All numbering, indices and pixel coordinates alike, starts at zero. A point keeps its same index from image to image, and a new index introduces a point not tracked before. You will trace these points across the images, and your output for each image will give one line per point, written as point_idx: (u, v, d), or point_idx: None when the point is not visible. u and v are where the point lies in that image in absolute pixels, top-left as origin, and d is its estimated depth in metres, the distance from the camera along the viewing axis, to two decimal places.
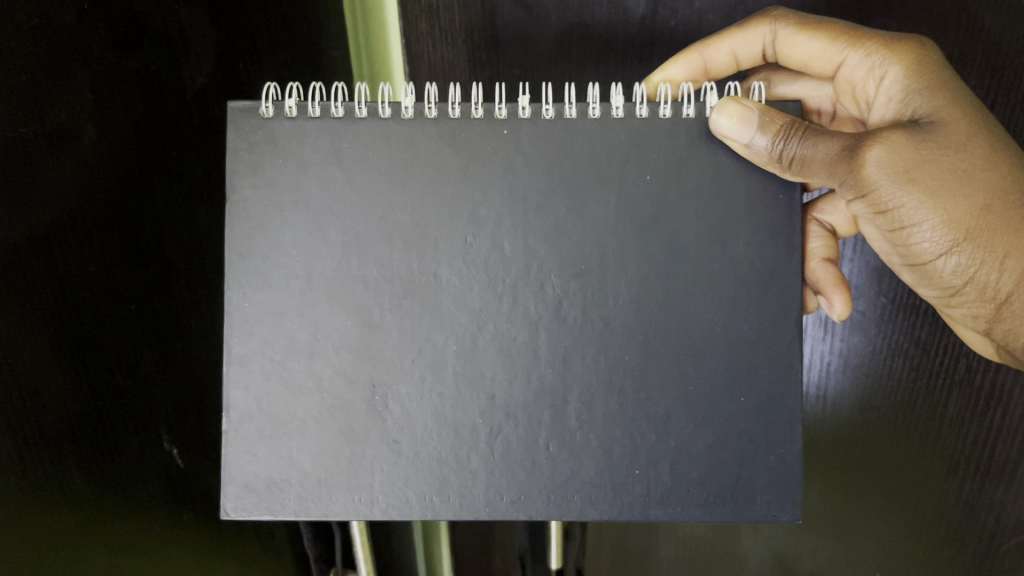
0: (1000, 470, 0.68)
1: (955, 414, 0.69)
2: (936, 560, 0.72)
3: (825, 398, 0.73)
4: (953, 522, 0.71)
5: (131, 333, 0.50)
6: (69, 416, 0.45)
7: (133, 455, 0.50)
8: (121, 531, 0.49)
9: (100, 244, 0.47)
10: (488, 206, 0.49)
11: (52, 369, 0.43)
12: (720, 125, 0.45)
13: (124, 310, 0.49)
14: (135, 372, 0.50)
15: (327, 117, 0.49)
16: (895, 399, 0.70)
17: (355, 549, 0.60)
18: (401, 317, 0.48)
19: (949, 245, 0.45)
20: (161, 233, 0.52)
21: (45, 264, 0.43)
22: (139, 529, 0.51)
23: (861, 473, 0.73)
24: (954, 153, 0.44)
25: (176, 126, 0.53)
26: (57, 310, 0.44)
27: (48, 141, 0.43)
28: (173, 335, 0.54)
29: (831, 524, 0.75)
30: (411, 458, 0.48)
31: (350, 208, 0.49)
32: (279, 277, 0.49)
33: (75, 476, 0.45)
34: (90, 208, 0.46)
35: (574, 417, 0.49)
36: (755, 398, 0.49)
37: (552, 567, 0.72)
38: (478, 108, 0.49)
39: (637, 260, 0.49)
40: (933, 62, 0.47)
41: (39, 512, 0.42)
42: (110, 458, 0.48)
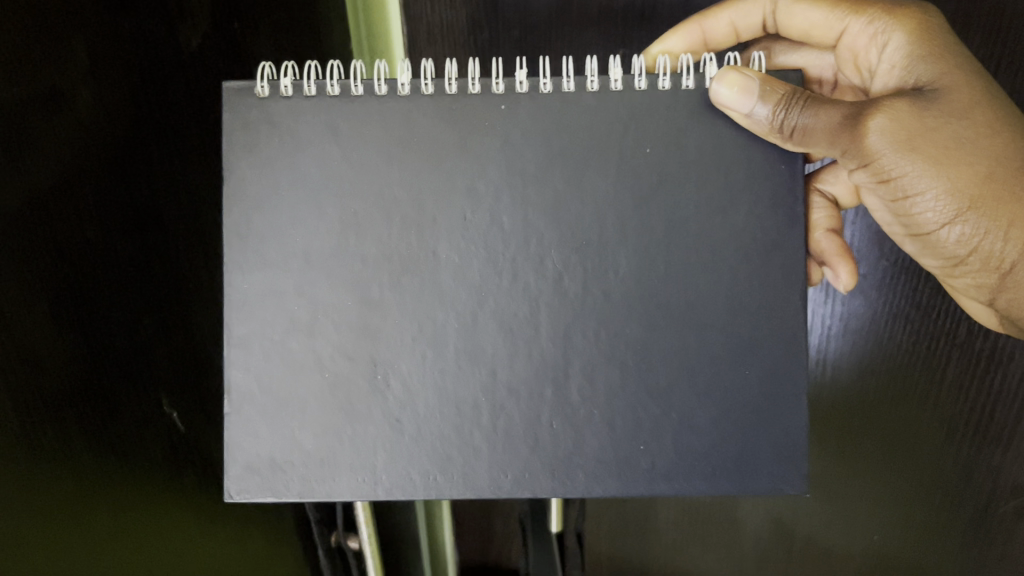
0: (998, 435, 0.69)
1: (954, 378, 0.68)
2: (935, 520, 0.74)
3: (825, 362, 0.72)
4: (951, 485, 0.72)
5: (130, 298, 0.49)
6: (70, 384, 0.43)
7: (133, 417, 0.49)
8: (121, 493, 0.48)
9: (98, 210, 0.46)
10: (487, 182, 0.48)
11: (53, 337, 0.42)
12: (720, 95, 0.45)
13: (123, 275, 0.48)
14: (135, 338, 0.49)
15: (323, 95, 0.49)
16: (894, 363, 0.70)
17: (355, 515, 0.60)
18: (401, 295, 0.48)
19: (952, 215, 0.45)
20: (158, 194, 0.51)
21: (46, 232, 0.42)
22: (140, 494, 0.50)
23: (861, 438, 0.74)
24: (959, 121, 0.44)
25: (175, 88, 0.52)
26: (57, 277, 0.43)
27: (45, 103, 0.41)
28: (173, 302, 0.53)
29: (830, 486, 0.77)
30: (414, 436, 0.48)
31: (348, 186, 0.48)
32: (278, 257, 0.49)
33: (75, 444, 0.44)
34: (88, 174, 0.45)
35: (577, 392, 0.48)
36: (758, 372, 0.48)
37: (553, 531, 0.72)
38: (474, 83, 0.48)
39: (637, 234, 0.48)
40: (937, 27, 0.46)
41: (39, 479, 0.41)
42: (111, 420, 0.47)
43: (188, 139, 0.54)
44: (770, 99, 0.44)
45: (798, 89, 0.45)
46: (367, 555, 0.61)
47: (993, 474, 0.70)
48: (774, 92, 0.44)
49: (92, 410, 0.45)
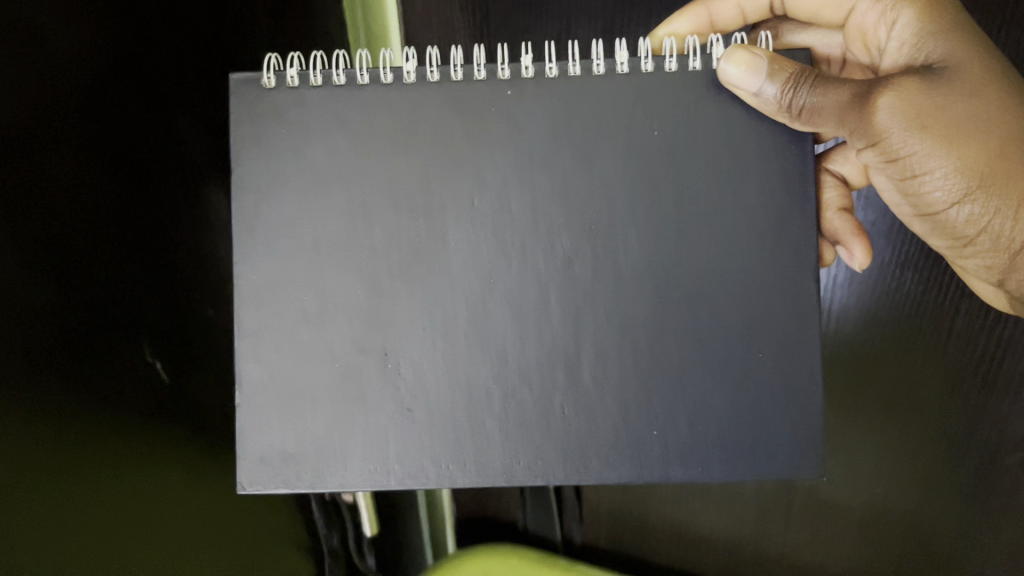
0: (1007, 383, 0.66)
1: (963, 327, 0.66)
2: (939, 476, 0.70)
3: (831, 312, 0.70)
4: (953, 437, 0.69)
5: (124, 249, 0.48)
6: (53, 329, 0.42)
7: (122, 386, 0.48)
8: (117, 467, 0.47)
9: (86, 155, 0.45)
10: (495, 168, 0.48)
11: (32, 279, 0.41)
12: (729, 74, 0.45)
13: (116, 225, 0.47)
14: (129, 290, 0.48)
15: (329, 85, 0.49)
16: (902, 314, 0.68)
17: None
18: (411, 282, 0.48)
19: (962, 194, 0.44)
20: (149, 158, 0.50)
21: (28, 170, 0.41)
22: (139, 450, 0.49)
23: (873, 382, 0.70)
24: (970, 99, 0.43)
25: (171, 39, 0.51)
26: (37, 219, 0.41)
27: (25, 38, 0.40)
28: (170, 258, 0.52)
29: (836, 436, 0.72)
30: (426, 425, 0.48)
31: (356, 175, 0.48)
32: (287, 247, 0.49)
33: (61, 393, 0.43)
34: (76, 116, 0.44)
35: (589, 377, 0.48)
36: (772, 354, 0.48)
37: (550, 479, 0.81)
38: (480, 70, 0.48)
39: (646, 218, 0.48)
40: (947, 4, 0.46)
41: (23, 421, 0.40)
42: (97, 390, 0.46)
43: (191, 122, 0.54)
44: (778, 77, 0.44)
45: (808, 68, 0.45)
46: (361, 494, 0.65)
47: (998, 428, 0.67)
48: (783, 71, 0.44)
49: (73, 377, 0.44)
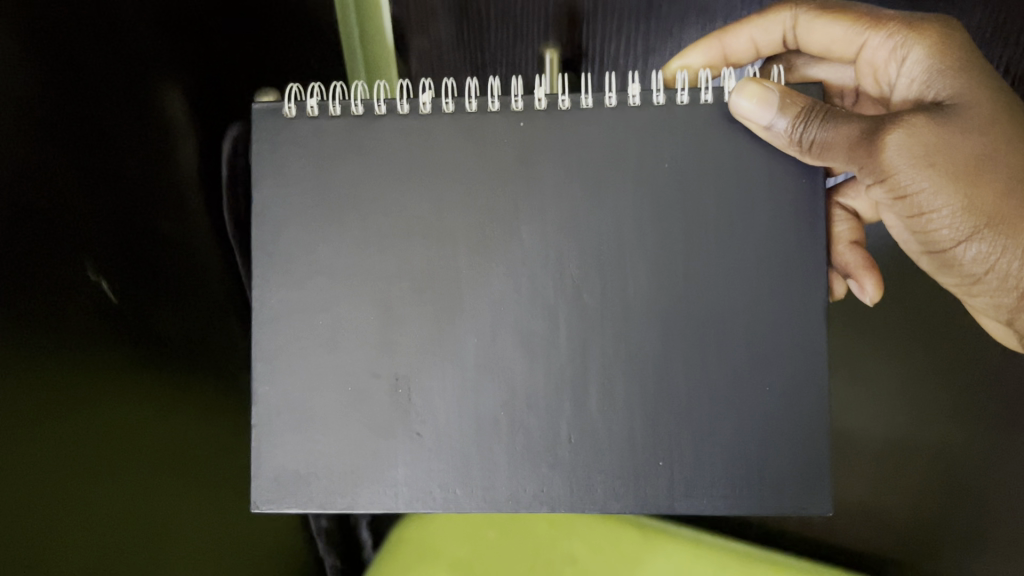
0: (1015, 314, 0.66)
1: None
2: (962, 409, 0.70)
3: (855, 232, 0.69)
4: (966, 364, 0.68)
5: (78, 193, 0.45)
6: (13, 294, 0.40)
7: (80, 334, 0.45)
8: (100, 402, 0.47)
9: (40, 101, 0.42)
10: (506, 199, 0.49)
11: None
12: (739, 107, 0.45)
13: (72, 170, 0.45)
14: (82, 235, 0.45)
15: (347, 115, 0.50)
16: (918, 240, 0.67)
17: None
18: (424, 310, 0.49)
19: (969, 232, 0.44)
20: (108, 91, 0.47)
21: None
22: (92, 405, 0.46)
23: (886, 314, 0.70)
24: (978, 138, 0.43)
25: None
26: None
27: None
28: (128, 201, 0.49)
29: (854, 368, 0.73)
30: (434, 450, 0.49)
31: (371, 205, 0.50)
32: (304, 273, 0.50)
33: (24, 362, 0.41)
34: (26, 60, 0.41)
35: (595, 407, 0.49)
36: (779, 388, 0.48)
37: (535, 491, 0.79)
38: (494, 101, 0.49)
39: (655, 251, 0.49)
40: (959, 42, 0.46)
41: None
42: (59, 343, 0.44)
43: (188, 88, 0.54)
44: (787, 110, 0.44)
45: (819, 104, 0.45)
46: None
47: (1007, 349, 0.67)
48: (793, 106, 0.44)
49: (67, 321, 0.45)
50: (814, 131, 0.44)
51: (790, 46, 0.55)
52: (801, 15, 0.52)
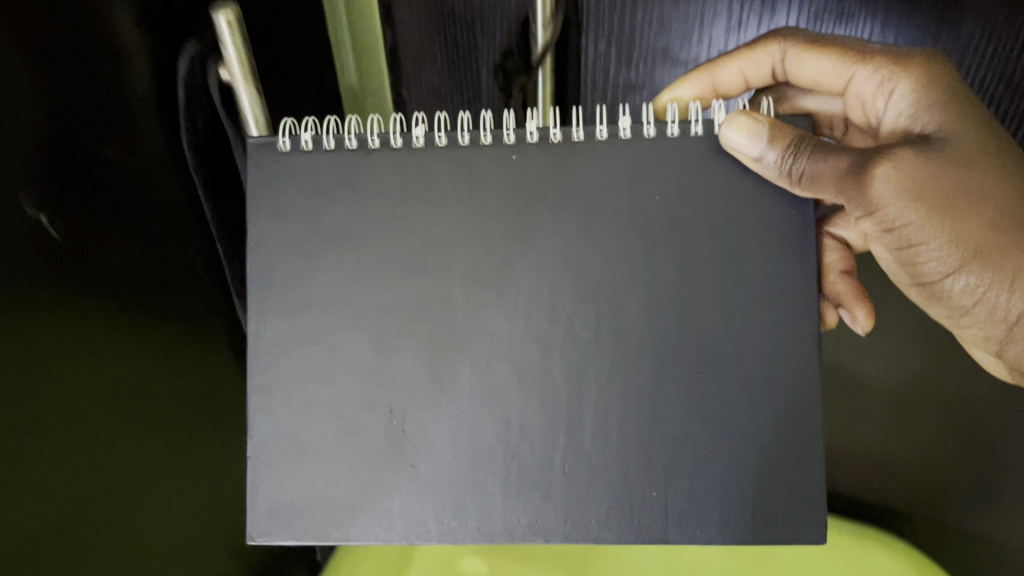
0: None
1: None
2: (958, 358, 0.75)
3: None
4: None
5: (58, 188, 0.43)
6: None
7: (65, 325, 0.44)
8: (81, 386, 0.46)
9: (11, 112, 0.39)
10: (498, 232, 0.49)
11: None
12: (730, 139, 0.46)
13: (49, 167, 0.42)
14: (64, 226, 0.44)
15: (341, 149, 0.50)
16: None
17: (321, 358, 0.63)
18: (419, 342, 0.49)
19: (956, 264, 0.44)
20: (82, 66, 0.44)
21: None
22: (71, 402, 0.45)
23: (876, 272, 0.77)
24: (965, 171, 0.44)
25: None
26: None
27: None
28: (109, 169, 0.47)
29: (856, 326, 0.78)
30: (429, 482, 0.49)
31: (364, 238, 0.50)
32: (299, 306, 0.50)
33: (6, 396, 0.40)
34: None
35: (589, 437, 0.49)
36: (772, 419, 0.48)
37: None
38: (487, 134, 0.50)
39: (647, 283, 0.49)
40: (945, 75, 0.46)
41: None
42: (43, 351, 0.43)
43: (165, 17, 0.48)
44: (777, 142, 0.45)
45: (809, 136, 0.46)
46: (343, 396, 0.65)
47: None
48: (783, 138, 0.45)
49: (49, 307, 0.43)
50: (803, 163, 0.45)
51: (780, 78, 0.56)
52: (789, 49, 0.53)
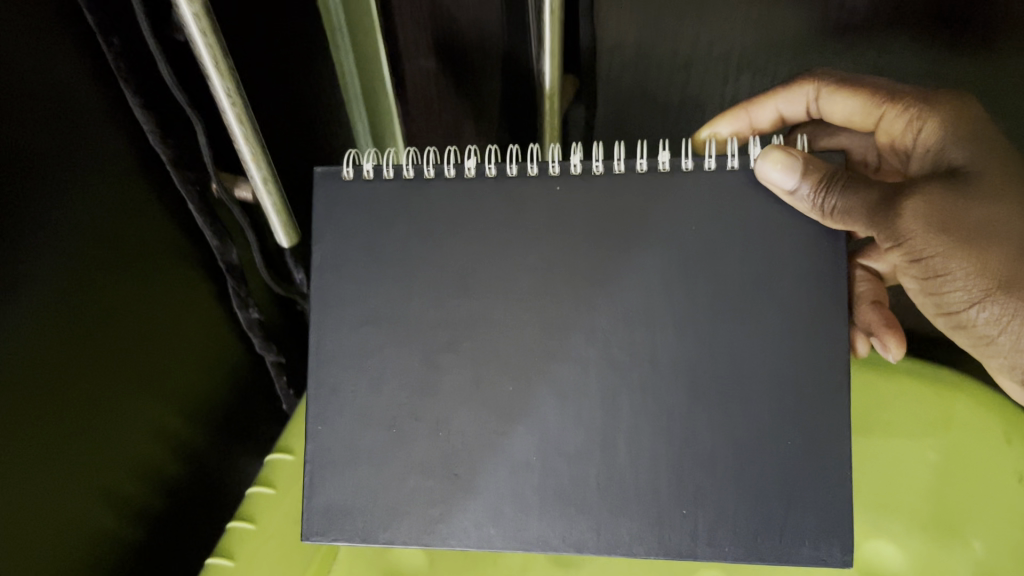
0: None
1: None
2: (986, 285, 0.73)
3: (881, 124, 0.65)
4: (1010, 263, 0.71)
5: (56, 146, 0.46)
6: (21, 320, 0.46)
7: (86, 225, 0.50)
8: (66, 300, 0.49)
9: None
10: (541, 261, 0.53)
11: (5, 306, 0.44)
12: (766, 172, 0.49)
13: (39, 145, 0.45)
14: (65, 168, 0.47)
15: (400, 177, 0.54)
16: None
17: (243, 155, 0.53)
18: (465, 360, 0.53)
19: (981, 295, 0.46)
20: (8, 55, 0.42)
21: None
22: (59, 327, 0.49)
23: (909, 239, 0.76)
24: (991, 205, 0.46)
25: None
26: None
27: None
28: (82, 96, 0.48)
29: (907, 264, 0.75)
30: (469, 490, 0.52)
31: (418, 260, 0.54)
32: (355, 322, 0.54)
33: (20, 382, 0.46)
34: None
35: (623, 454, 0.52)
36: (798, 442, 0.51)
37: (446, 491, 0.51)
38: (533, 166, 0.53)
39: (680, 306, 0.52)
40: (972, 113, 0.49)
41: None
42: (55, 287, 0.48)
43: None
44: (807, 178, 0.48)
45: (844, 172, 0.48)
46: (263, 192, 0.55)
47: None
48: (814, 174, 0.48)
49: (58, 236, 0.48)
50: (833, 200, 0.47)
51: (814, 117, 0.58)
52: (822, 88, 0.55)
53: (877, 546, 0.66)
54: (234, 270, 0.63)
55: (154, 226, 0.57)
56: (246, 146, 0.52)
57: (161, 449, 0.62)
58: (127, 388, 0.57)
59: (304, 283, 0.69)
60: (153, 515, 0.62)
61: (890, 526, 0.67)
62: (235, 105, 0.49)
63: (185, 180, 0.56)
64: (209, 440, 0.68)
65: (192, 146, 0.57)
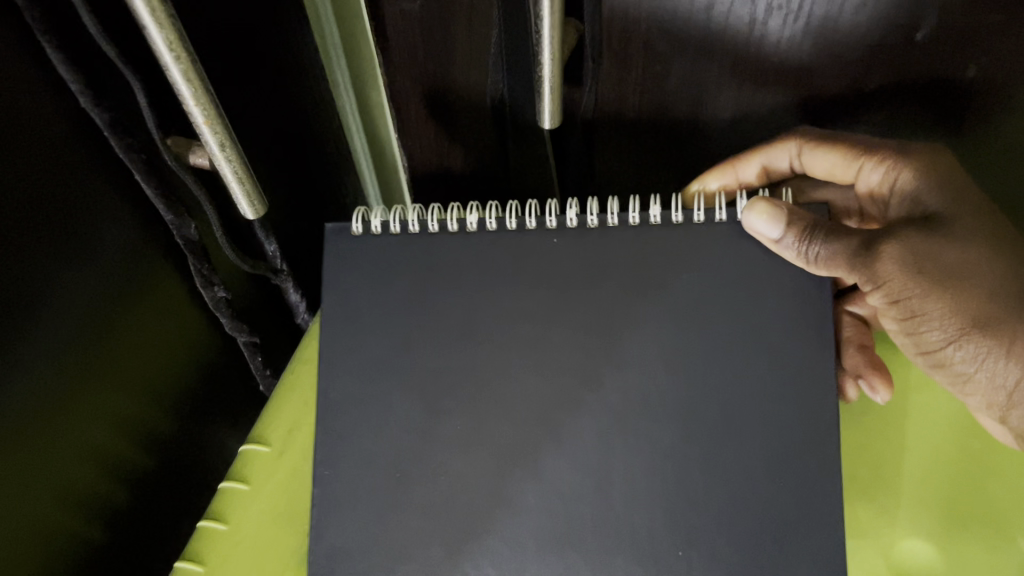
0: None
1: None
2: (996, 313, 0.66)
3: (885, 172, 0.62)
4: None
5: None
6: None
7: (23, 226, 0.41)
8: None
9: None
10: (540, 311, 0.55)
11: None
12: (752, 223, 0.50)
13: None
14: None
15: (405, 233, 0.57)
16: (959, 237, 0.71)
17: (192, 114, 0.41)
18: (465, 406, 0.54)
19: (957, 334, 0.47)
20: None
21: None
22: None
23: None
24: (963, 249, 0.47)
25: None
26: None
27: None
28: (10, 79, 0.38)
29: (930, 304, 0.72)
30: (467, 534, 0.53)
31: (421, 310, 0.56)
32: (361, 369, 0.56)
33: None
34: None
35: (618, 494, 0.52)
36: (790, 484, 0.51)
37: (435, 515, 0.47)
38: (532, 221, 0.56)
39: (672, 350, 0.53)
40: (942, 162, 0.51)
41: None
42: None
43: None
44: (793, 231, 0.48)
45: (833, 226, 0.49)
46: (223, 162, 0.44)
47: None
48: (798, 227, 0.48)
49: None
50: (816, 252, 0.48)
51: (799, 172, 0.60)
52: (804, 145, 0.57)
53: (906, 546, 0.53)
54: (194, 245, 0.52)
55: (110, 208, 0.47)
56: (199, 110, 0.41)
57: (133, 445, 0.54)
58: (83, 390, 0.48)
59: (275, 255, 0.56)
60: (110, 517, 0.53)
61: (917, 521, 0.54)
62: (179, 59, 0.38)
63: (126, 147, 0.45)
64: (161, 433, 0.56)
65: (129, 102, 0.45)
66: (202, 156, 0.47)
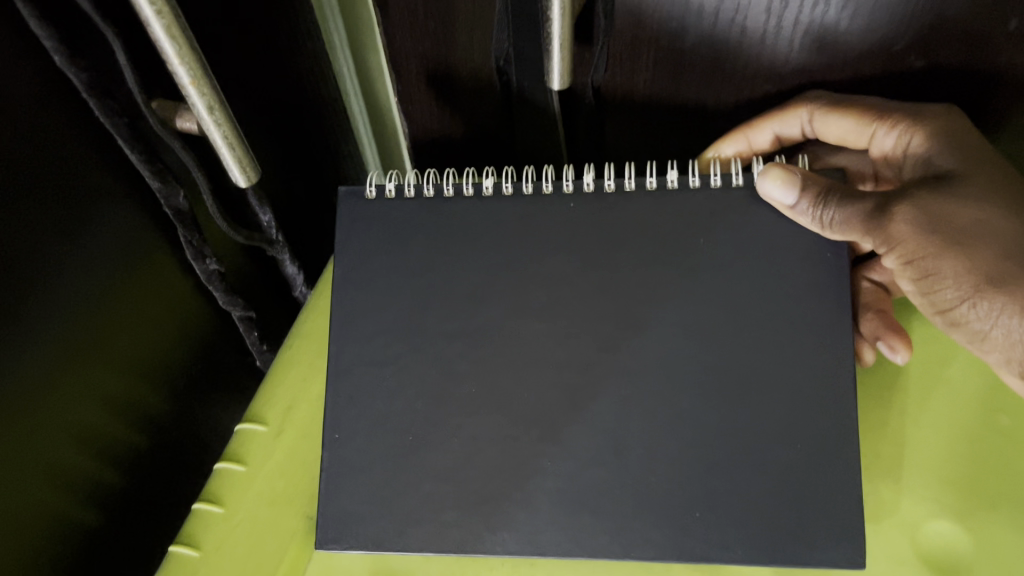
0: None
1: None
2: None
3: None
4: None
5: None
6: None
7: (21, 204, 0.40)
8: None
9: None
10: (559, 273, 0.53)
11: None
12: (766, 190, 0.49)
13: None
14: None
15: (420, 197, 0.56)
16: None
17: (176, 76, 0.39)
18: (477, 370, 0.53)
19: (971, 292, 0.44)
20: None
21: None
22: None
23: None
24: (976, 208, 0.46)
25: None
26: None
27: None
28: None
29: None
30: (478, 498, 0.51)
31: (433, 277, 0.54)
32: (372, 333, 0.54)
33: None
34: None
35: (637, 457, 0.50)
36: (814, 449, 0.49)
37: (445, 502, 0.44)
38: (548, 185, 0.54)
39: (692, 313, 0.51)
40: (957, 124, 0.49)
41: None
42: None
43: None
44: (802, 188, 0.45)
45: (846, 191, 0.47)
46: (212, 128, 0.42)
47: None
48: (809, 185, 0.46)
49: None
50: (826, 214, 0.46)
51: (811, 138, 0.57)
52: (814, 111, 0.54)
53: (930, 527, 0.48)
54: (183, 215, 0.49)
55: (108, 188, 0.46)
56: (184, 70, 0.38)
57: (127, 425, 0.53)
58: (78, 372, 0.47)
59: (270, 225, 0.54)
60: (103, 498, 0.52)
61: (938, 496, 0.49)
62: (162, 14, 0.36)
63: (107, 110, 0.41)
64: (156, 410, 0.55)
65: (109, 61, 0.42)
66: (190, 120, 0.43)
